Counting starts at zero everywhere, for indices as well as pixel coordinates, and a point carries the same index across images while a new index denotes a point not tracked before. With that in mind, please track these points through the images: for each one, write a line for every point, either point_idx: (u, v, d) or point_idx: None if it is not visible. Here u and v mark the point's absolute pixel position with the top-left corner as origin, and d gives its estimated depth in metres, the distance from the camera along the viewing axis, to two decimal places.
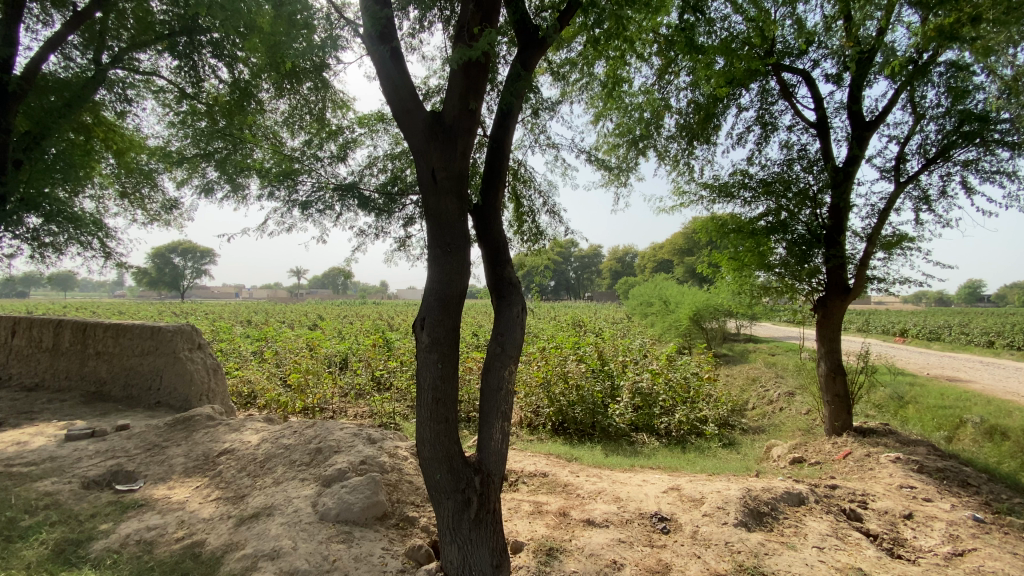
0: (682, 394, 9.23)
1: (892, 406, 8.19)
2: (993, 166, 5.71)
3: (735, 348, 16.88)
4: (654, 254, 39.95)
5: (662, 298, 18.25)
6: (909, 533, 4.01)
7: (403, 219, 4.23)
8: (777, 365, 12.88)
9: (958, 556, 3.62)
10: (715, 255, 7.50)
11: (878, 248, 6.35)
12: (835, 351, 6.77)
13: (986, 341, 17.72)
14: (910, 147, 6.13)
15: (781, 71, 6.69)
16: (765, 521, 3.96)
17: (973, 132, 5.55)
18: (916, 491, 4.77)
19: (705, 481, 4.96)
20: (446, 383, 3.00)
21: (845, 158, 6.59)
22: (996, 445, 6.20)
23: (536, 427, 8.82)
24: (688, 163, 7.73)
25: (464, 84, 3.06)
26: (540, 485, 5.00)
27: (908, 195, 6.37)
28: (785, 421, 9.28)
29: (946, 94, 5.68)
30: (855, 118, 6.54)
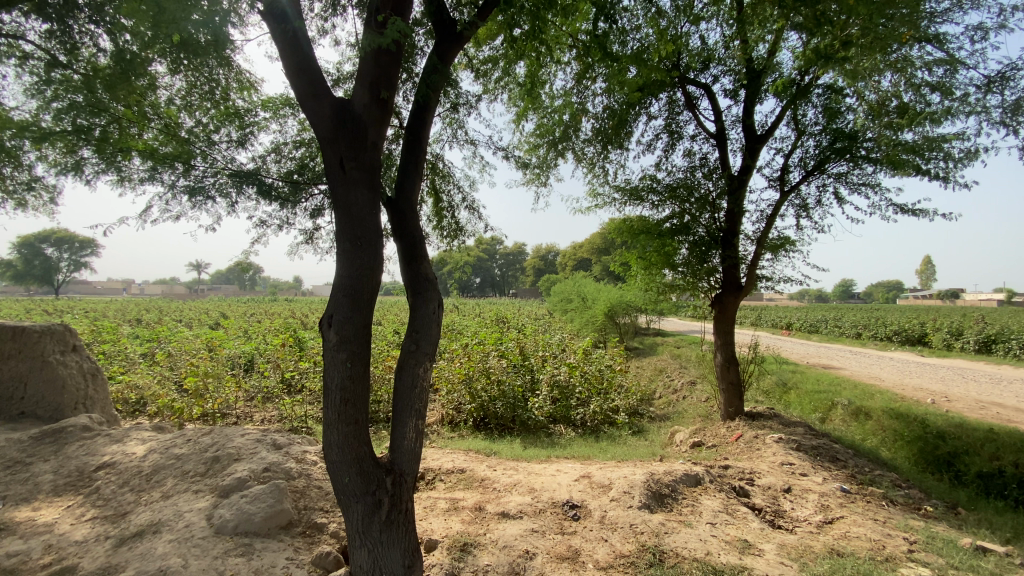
0: (597, 386, 9.66)
1: (777, 392, 9.15)
2: (859, 179, 6.52)
3: (646, 342, 17.96)
4: (575, 253, 41.34)
5: (581, 295, 18.92)
6: (788, 505, 4.49)
7: (310, 210, 4.02)
8: (681, 357, 13.89)
9: (828, 523, 4.09)
10: (627, 255, 7.91)
11: (766, 250, 7.02)
12: (729, 343, 7.42)
13: (855, 333, 20.32)
14: (793, 160, 6.83)
15: (686, 83, 7.19)
16: (666, 502, 4.26)
17: (844, 149, 6.30)
18: (794, 467, 5.35)
19: (614, 468, 5.21)
20: (356, 383, 2.88)
21: (740, 167, 7.22)
22: (859, 423, 7.13)
23: (457, 424, 8.78)
24: (603, 166, 8.10)
25: (374, 71, 2.96)
26: (457, 481, 5.00)
27: (791, 203, 7.09)
28: (687, 408, 10.05)
29: (822, 113, 6.39)
30: (749, 132, 7.17)
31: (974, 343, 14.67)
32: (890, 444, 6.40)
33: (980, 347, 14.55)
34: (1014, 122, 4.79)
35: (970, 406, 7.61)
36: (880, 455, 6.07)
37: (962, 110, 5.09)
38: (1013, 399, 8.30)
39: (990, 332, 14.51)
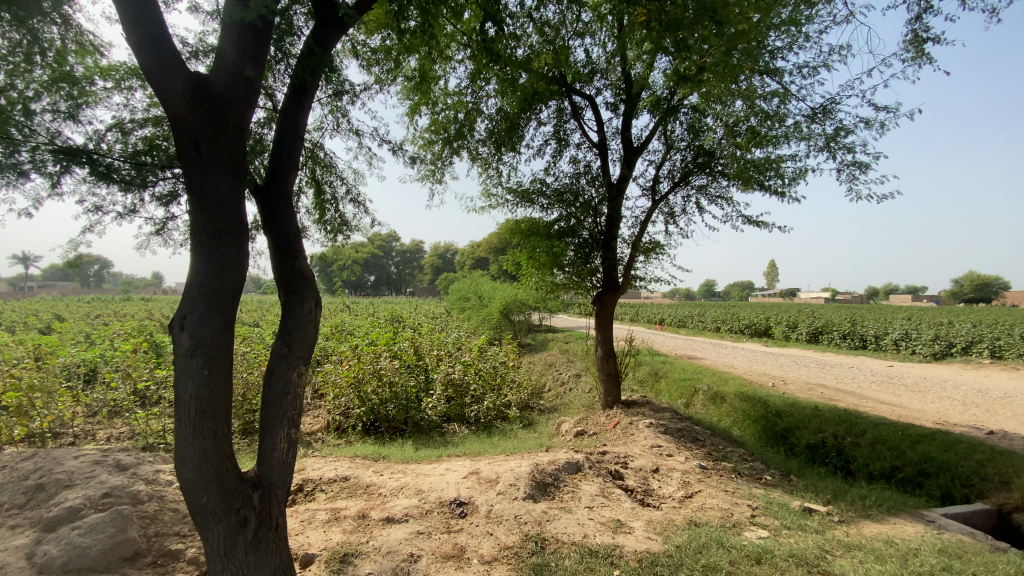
0: (491, 382, 9.81)
1: (651, 381, 10.06)
2: (716, 191, 7.36)
3: (538, 338, 18.67)
4: (473, 252, 41.61)
5: (477, 293, 19.06)
6: (656, 483, 4.95)
7: (162, 197, 3.55)
8: (570, 351, 14.65)
9: (688, 497, 4.57)
10: (518, 254, 8.14)
11: (640, 253, 7.65)
12: (609, 337, 7.96)
13: (716, 327, 23.02)
14: (663, 171, 7.52)
15: (573, 93, 7.58)
16: (549, 491, 4.46)
17: (704, 164, 7.08)
18: (662, 449, 5.90)
19: (502, 463, 5.33)
20: (215, 391, 2.61)
21: (619, 175, 7.78)
22: (717, 406, 8.07)
23: (345, 430, 8.44)
24: (496, 167, 8.25)
25: (239, 46, 2.71)
26: (340, 490, 4.76)
27: (661, 211, 7.81)
28: (573, 399, 10.64)
29: (687, 131, 7.12)
30: (627, 143, 7.75)
31: (805, 333, 17.39)
32: (740, 424, 7.33)
33: (810, 337, 17.29)
34: (830, 149, 5.75)
35: (800, 387, 8.99)
36: (732, 433, 6.93)
37: (794, 136, 5.98)
38: (831, 380, 9.97)
39: (817, 324, 17.30)
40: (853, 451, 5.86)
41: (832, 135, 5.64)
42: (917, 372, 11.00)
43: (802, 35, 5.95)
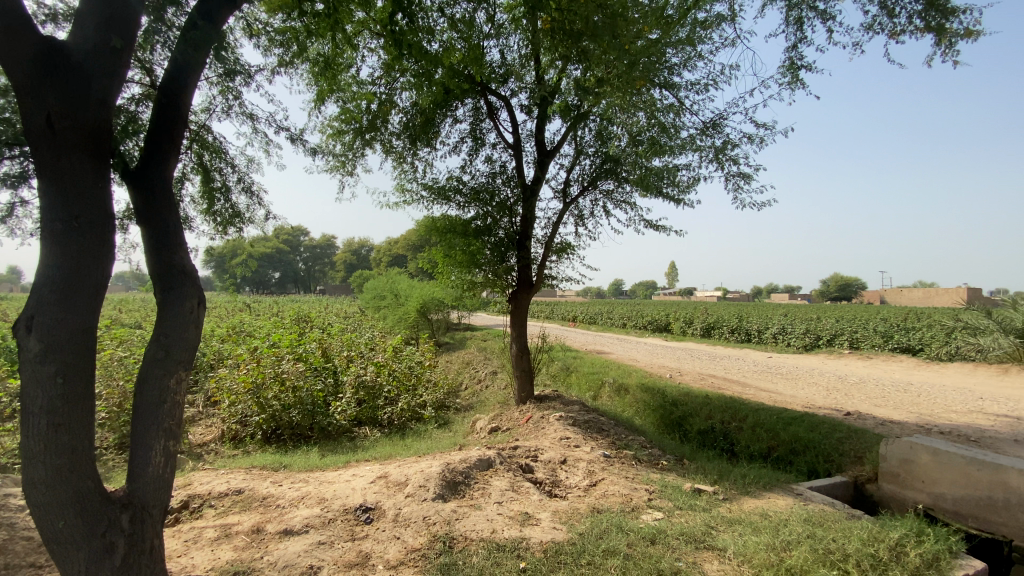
0: (405, 382, 9.58)
1: (562, 376, 10.43)
2: (622, 197, 7.79)
3: (455, 336, 18.61)
4: (389, 249, 40.46)
5: (393, 291, 18.54)
6: (563, 474, 5.14)
7: (6, 178, 3.05)
8: (486, 349, 14.75)
9: (593, 486, 4.79)
10: (433, 252, 8.03)
11: (552, 253, 7.89)
12: (523, 334, 8.12)
13: (623, 323, 24.40)
14: (573, 175, 7.81)
15: (488, 93, 7.63)
16: (459, 489, 4.45)
17: (611, 170, 7.46)
18: (570, 440, 6.13)
19: (412, 464, 5.23)
20: (73, 401, 2.29)
21: (533, 177, 7.95)
22: (622, 398, 8.53)
23: (242, 440, 7.81)
24: (410, 162, 8.08)
25: (102, 13, 2.39)
26: (232, 505, 4.40)
27: (571, 213, 8.11)
28: (489, 396, 10.73)
29: (595, 137, 7.45)
30: (540, 146, 7.94)
31: (700, 329, 18.96)
32: (642, 414, 7.81)
33: (704, 331, 18.92)
34: (719, 160, 6.31)
35: (694, 378, 9.78)
36: (634, 423, 7.37)
37: (688, 147, 6.48)
38: (721, 371, 10.98)
39: (709, 320, 18.93)
40: (737, 434, 6.49)
41: (720, 148, 6.19)
42: (790, 362, 12.44)
43: (695, 54, 6.46)
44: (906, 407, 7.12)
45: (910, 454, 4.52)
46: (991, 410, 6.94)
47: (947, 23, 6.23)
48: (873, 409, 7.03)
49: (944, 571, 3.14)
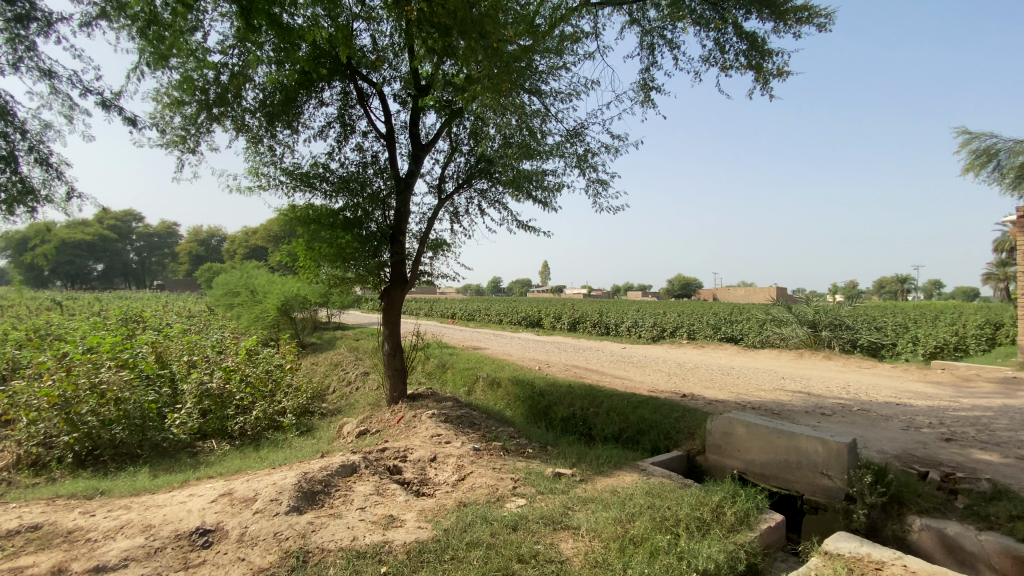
0: (261, 389, 8.73)
1: (437, 373, 10.35)
2: (495, 196, 7.94)
3: (323, 336, 17.43)
4: (246, 239, 36.44)
5: (248, 287, 16.68)
6: (432, 472, 5.09)
7: None
8: (357, 349, 14.04)
9: (461, 480, 4.80)
10: (294, 244, 7.38)
11: (427, 249, 7.76)
12: (395, 332, 7.89)
13: (498, 319, 25.03)
14: (448, 171, 7.76)
15: (359, 78, 7.25)
16: (318, 499, 4.17)
17: (484, 169, 7.56)
18: (440, 437, 6.09)
19: (264, 477, 4.78)
20: None
21: (406, 170, 7.75)
22: (495, 392, 8.74)
23: (45, 466, 6.41)
24: (266, 144, 7.34)
25: None
26: (23, 544, 3.60)
27: (446, 210, 8.06)
28: (358, 398, 10.22)
29: (470, 135, 7.49)
30: (414, 139, 7.76)
31: (567, 323, 20.23)
32: (512, 406, 8.08)
33: (571, 325, 20.22)
34: (581, 167, 6.75)
35: (561, 369, 10.40)
36: (505, 415, 7.58)
37: (555, 153, 6.84)
38: (585, 362, 11.82)
39: (576, 315, 20.30)
40: (595, 419, 7.03)
41: (582, 156, 6.64)
42: (642, 352, 13.86)
43: (562, 65, 6.84)
44: (729, 388, 8.35)
45: (729, 427, 5.27)
46: (789, 387, 8.46)
47: (761, 64, 7.45)
48: (705, 391, 8.12)
49: (752, 524, 3.75)
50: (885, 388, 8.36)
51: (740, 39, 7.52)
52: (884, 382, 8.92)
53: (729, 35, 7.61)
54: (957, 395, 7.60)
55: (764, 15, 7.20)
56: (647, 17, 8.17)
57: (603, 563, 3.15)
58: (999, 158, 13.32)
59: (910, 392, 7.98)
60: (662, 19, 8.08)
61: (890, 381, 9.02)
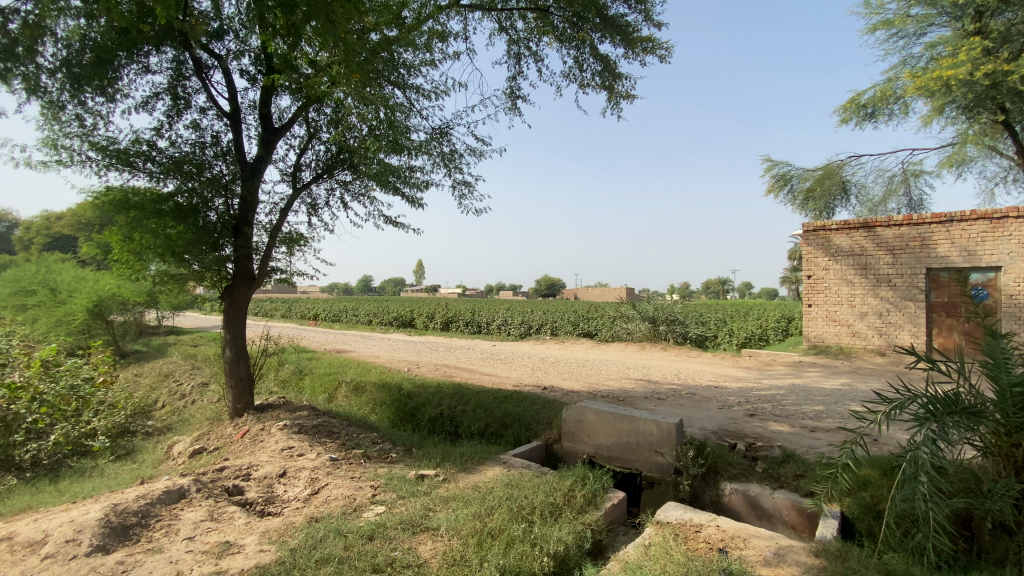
0: (62, 407, 7.20)
1: (293, 381, 9.52)
2: (358, 189, 7.54)
3: (152, 342, 14.97)
4: (45, 226, 29.79)
5: (45, 284, 13.58)
6: (280, 489, 4.65)
7: None
8: (195, 356, 12.31)
9: (315, 494, 4.45)
10: (107, 233, 6.19)
11: (279, 243, 7.08)
12: (238, 337, 7.08)
13: (366, 320, 23.95)
14: (304, 159, 7.18)
15: (196, 47, 6.35)
16: (132, 533, 3.57)
17: (346, 160, 7.14)
18: (292, 450, 5.60)
19: (60, 514, 3.95)
20: None
21: (254, 155, 6.99)
22: (358, 397, 8.32)
23: None
24: (69, 111, 6.05)
25: None
26: None
27: (301, 201, 7.44)
28: (194, 412, 8.94)
29: (330, 122, 7.01)
30: (265, 121, 7.03)
31: (439, 323, 20.10)
32: (377, 411, 7.76)
33: (443, 325, 20.11)
34: (447, 166, 6.74)
35: (429, 370, 10.27)
36: (369, 420, 7.24)
37: (420, 150, 6.73)
38: (454, 361, 11.83)
39: (448, 315, 20.25)
40: (461, 417, 7.06)
41: (448, 155, 6.64)
42: (510, 349, 14.33)
43: (431, 62, 6.78)
44: (586, 380, 9.00)
45: (582, 416, 5.68)
46: (635, 377, 9.41)
47: (614, 85, 8.20)
48: (565, 383, 8.65)
49: (598, 504, 4.09)
50: (709, 373, 9.75)
51: (596, 61, 8.17)
52: (709, 368, 10.41)
53: (586, 55, 8.22)
54: (760, 378, 9.17)
55: (616, 41, 7.91)
56: (514, 27, 8.45)
57: (460, 560, 3.16)
58: (791, 183, 16.39)
59: (727, 377, 9.41)
60: (528, 32, 8.44)
61: (713, 367, 10.55)
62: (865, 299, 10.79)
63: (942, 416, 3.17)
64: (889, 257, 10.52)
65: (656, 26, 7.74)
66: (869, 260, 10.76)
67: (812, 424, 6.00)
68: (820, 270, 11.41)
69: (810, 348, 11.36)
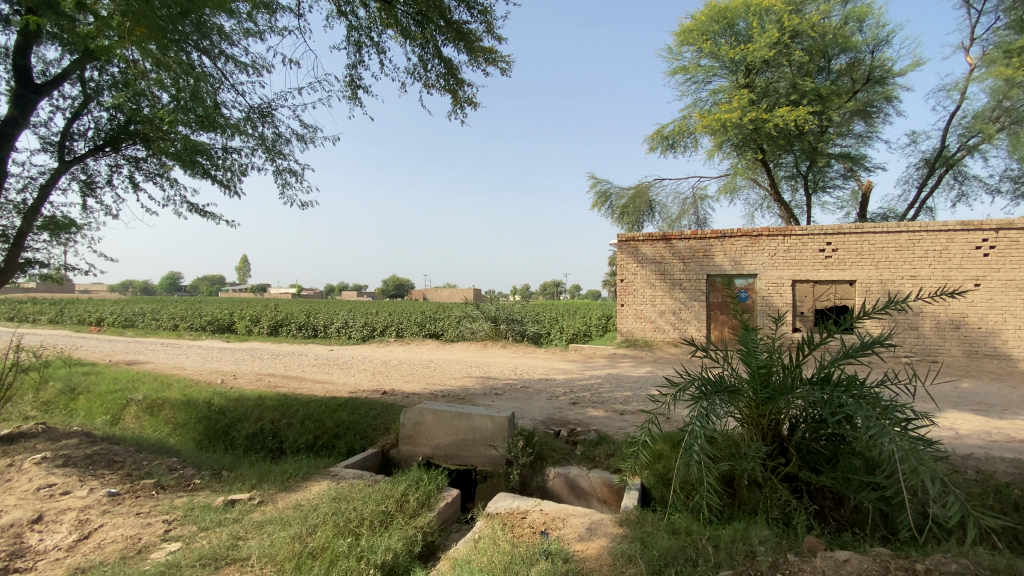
0: None
1: (60, 403, 7.64)
2: (153, 168, 6.38)
3: None
4: None
5: None
6: (33, 538, 3.67)
7: None
8: None
9: (85, 539, 3.61)
10: None
11: (40, 229, 5.63)
12: None
13: (171, 325, 20.34)
14: (78, 127, 5.83)
15: None
16: None
17: (137, 133, 5.99)
18: (54, 488, 4.47)
19: None
20: None
21: (2, 116, 5.42)
22: (155, 417, 7.03)
23: None
24: None
25: None
26: None
27: (72, 177, 6.02)
28: None
29: (116, 86, 5.81)
30: (20, 73, 5.52)
31: (266, 327, 18.04)
32: (179, 432, 6.64)
33: (270, 329, 18.09)
34: (269, 153, 6.13)
35: (249, 380, 9.15)
36: (166, 444, 6.15)
37: (235, 130, 5.98)
38: (280, 369, 10.74)
39: (277, 318, 18.32)
40: (286, 431, 6.40)
41: (270, 142, 6.04)
42: (347, 353, 13.54)
43: (250, 33, 6.08)
44: (426, 380, 8.95)
45: (419, 418, 5.63)
46: (474, 374, 9.66)
47: (457, 90, 8.31)
48: (404, 386, 8.48)
49: (431, 505, 4.09)
50: (542, 368, 10.48)
51: (440, 63, 8.19)
52: (542, 363, 11.20)
53: (430, 55, 8.18)
54: (584, 369, 10.17)
55: (460, 47, 8.05)
56: (355, 13, 8.00)
57: None
58: (611, 200, 18.62)
59: (557, 370, 10.22)
60: (370, 21, 8.07)
61: (545, 362, 11.37)
62: (664, 300, 12.70)
63: (711, 395, 3.89)
64: (681, 264, 12.56)
65: (497, 39, 8.06)
66: (667, 266, 12.70)
67: (621, 407, 6.86)
68: (631, 275, 13.10)
69: (623, 341, 12.99)
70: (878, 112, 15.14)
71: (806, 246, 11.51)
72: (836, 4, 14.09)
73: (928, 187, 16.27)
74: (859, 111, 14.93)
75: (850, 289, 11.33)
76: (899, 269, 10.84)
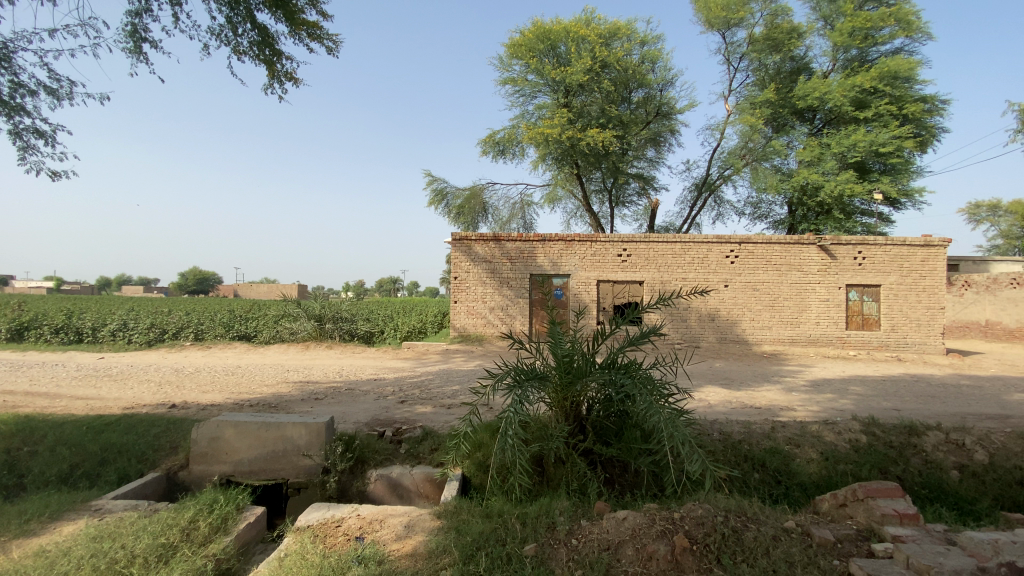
0: None
1: None
2: None
3: None
4: None
5: None
6: None
7: None
8: None
9: None
10: None
11: None
12: None
13: None
14: None
15: None
16: None
17: None
18: None
19: None
20: None
21: None
22: None
23: None
24: None
25: None
26: None
27: None
28: None
29: None
30: None
31: (4, 331, 13.92)
32: None
33: (11, 334, 13.99)
34: (9, 111, 4.80)
35: None
36: None
37: None
38: (24, 384, 8.40)
39: (23, 319, 14.28)
40: (27, 463, 5.02)
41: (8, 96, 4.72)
42: (128, 361, 11.22)
43: None
44: (233, 389, 7.93)
45: (217, 432, 4.97)
46: (293, 379, 8.89)
47: (273, 62, 7.51)
48: (202, 397, 7.36)
49: (227, 529, 3.66)
50: (370, 367, 10.13)
51: (253, 29, 7.31)
52: (371, 363, 10.83)
53: (240, 18, 7.23)
54: (414, 367, 10.15)
55: (277, 15, 7.29)
56: None
57: None
58: (447, 199, 18.93)
59: (386, 369, 10.00)
60: None
61: (375, 362, 11.02)
62: (494, 297, 13.36)
63: (524, 384, 4.25)
64: (509, 263, 13.33)
65: (322, 16, 7.53)
66: (496, 265, 13.36)
67: (448, 402, 7.03)
68: (464, 272, 13.45)
69: (455, 337, 13.29)
70: (664, 141, 18.06)
71: (607, 251, 13.23)
72: (636, 44, 16.26)
73: (698, 207, 20.07)
74: (651, 139, 17.65)
75: (639, 288, 13.35)
76: (675, 272, 13.16)
